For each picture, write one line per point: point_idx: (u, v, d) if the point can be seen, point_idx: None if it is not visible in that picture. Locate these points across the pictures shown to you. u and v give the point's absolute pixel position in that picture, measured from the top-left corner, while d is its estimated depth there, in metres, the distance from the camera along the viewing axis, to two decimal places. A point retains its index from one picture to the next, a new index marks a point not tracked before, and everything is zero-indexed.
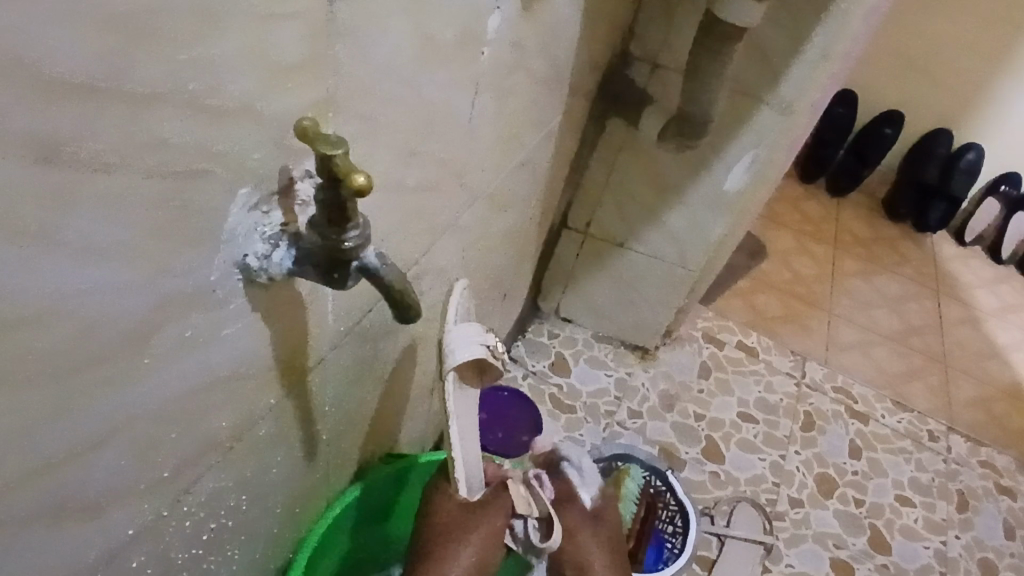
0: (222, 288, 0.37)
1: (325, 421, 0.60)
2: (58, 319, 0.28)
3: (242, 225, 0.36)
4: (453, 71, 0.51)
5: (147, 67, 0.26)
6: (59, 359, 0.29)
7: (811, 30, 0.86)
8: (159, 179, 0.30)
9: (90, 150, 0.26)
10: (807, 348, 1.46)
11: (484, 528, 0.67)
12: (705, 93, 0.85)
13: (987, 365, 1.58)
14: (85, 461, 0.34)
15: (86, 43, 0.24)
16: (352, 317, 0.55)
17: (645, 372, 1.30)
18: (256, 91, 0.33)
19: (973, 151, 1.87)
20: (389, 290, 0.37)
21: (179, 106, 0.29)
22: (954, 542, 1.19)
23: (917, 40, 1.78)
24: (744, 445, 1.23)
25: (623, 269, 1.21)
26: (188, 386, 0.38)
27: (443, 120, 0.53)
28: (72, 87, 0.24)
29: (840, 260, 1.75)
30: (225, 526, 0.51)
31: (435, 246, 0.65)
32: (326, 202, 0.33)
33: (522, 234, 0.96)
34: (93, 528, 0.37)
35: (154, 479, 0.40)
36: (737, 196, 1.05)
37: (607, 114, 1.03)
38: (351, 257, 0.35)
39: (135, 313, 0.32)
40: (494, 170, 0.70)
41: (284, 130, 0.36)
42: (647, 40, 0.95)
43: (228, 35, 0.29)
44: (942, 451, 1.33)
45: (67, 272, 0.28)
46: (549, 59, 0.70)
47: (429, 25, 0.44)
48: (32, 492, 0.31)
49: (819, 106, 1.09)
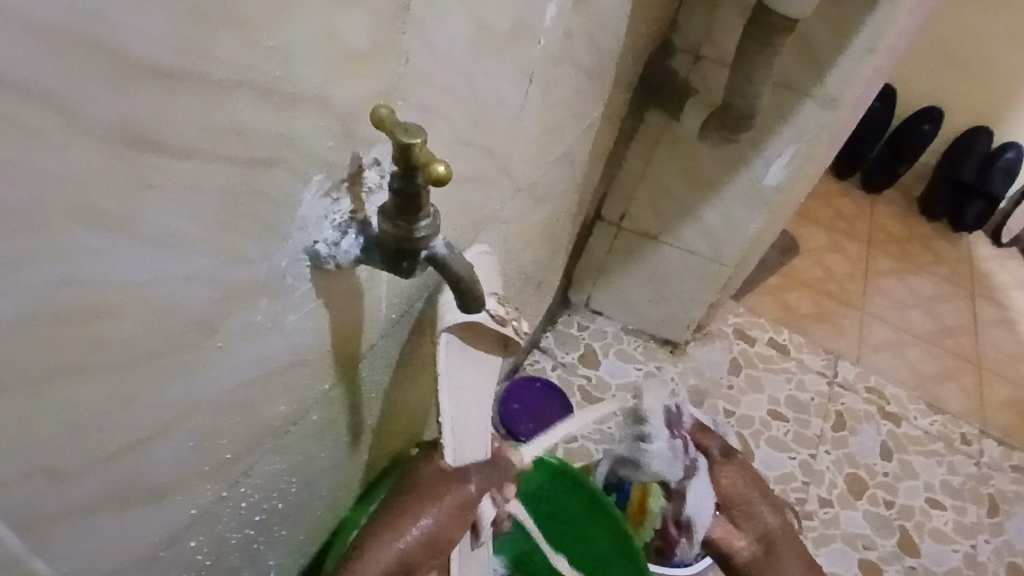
0: (291, 274, 0.37)
1: (370, 408, 0.61)
2: (140, 303, 0.29)
3: (313, 212, 0.36)
4: (507, 62, 0.50)
5: (231, 51, 0.27)
6: (138, 344, 0.30)
7: (860, 23, 0.84)
8: (237, 166, 0.30)
9: (172, 135, 0.26)
10: (838, 347, 1.44)
11: (454, 496, 0.60)
12: (749, 86, 0.84)
13: (1022, 368, 1.54)
14: (154, 445, 0.34)
15: (172, 26, 0.24)
16: (402, 306, 0.55)
17: (674, 366, 1.29)
18: (330, 77, 0.33)
19: (1013, 151, 1.84)
20: (456, 279, 0.37)
21: (256, 92, 0.29)
22: (984, 546, 1.17)
23: (960, 34, 1.74)
24: (773, 443, 1.22)
25: (656, 263, 1.20)
26: (251, 371, 0.39)
27: (494, 110, 0.53)
28: (162, 71, 0.24)
29: (872, 259, 1.72)
30: (275, 509, 0.52)
31: (479, 237, 0.65)
32: (399, 191, 0.33)
33: (558, 226, 0.95)
34: (158, 510, 0.37)
35: (216, 463, 0.40)
36: (776, 192, 1.03)
37: (646, 106, 1.02)
38: (420, 247, 0.35)
39: (209, 298, 0.32)
40: (536, 161, 0.70)
41: (355, 118, 0.36)
42: (690, 32, 0.93)
43: (305, 21, 0.29)
44: (975, 454, 1.30)
45: (148, 258, 0.28)
46: (595, 49, 0.69)
47: (490, 15, 0.44)
48: (107, 471, 0.32)
49: (863, 101, 1.07)
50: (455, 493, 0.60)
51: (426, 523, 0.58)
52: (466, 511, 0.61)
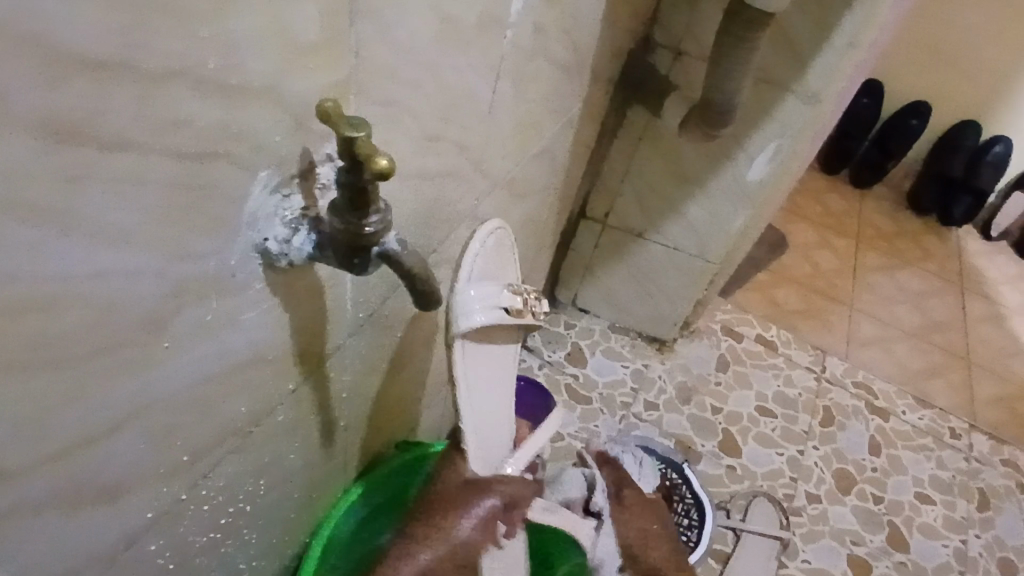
0: (242, 272, 0.37)
1: (343, 408, 0.60)
2: (79, 299, 0.28)
3: (263, 208, 0.36)
4: (472, 57, 0.49)
5: (165, 45, 0.26)
6: (77, 342, 0.29)
7: (839, 16, 0.84)
8: (181, 160, 0.29)
9: (104, 128, 0.25)
10: (826, 343, 1.43)
11: (485, 507, 0.64)
12: (729, 81, 0.83)
13: (1011, 362, 1.54)
14: (103, 446, 0.34)
15: (104, 17, 0.23)
16: (371, 304, 0.55)
17: (662, 363, 1.29)
18: (277, 71, 0.32)
19: (1000, 145, 1.82)
20: (410, 276, 0.36)
21: (196, 84, 0.28)
22: (974, 541, 1.17)
23: (947, 28, 1.74)
24: (761, 440, 1.22)
25: (641, 260, 1.19)
26: (206, 371, 0.38)
27: (462, 106, 0.52)
28: (92, 62, 0.24)
29: (861, 254, 1.72)
30: (243, 510, 0.51)
31: (453, 234, 0.64)
32: (347, 185, 0.33)
33: (540, 224, 0.95)
34: (111, 512, 0.37)
35: (173, 464, 0.40)
36: (759, 187, 1.03)
37: (628, 103, 1.02)
38: (371, 243, 0.35)
39: (156, 295, 0.32)
40: (512, 158, 0.69)
41: (305, 111, 0.36)
42: (670, 27, 0.93)
43: (247, 10, 0.29)
44: (964, 449, 1.30)
45: (81, 255, 0.27)
46: (570, 45, 0.69)
47: (452, 8, 0.43)
48: (53, 472, 0.31)
49: (846, 95, 1.07)
50: (481, 505, 0.64)
51: (455, 535, 0.61)
52: (492, 519, 0.64)
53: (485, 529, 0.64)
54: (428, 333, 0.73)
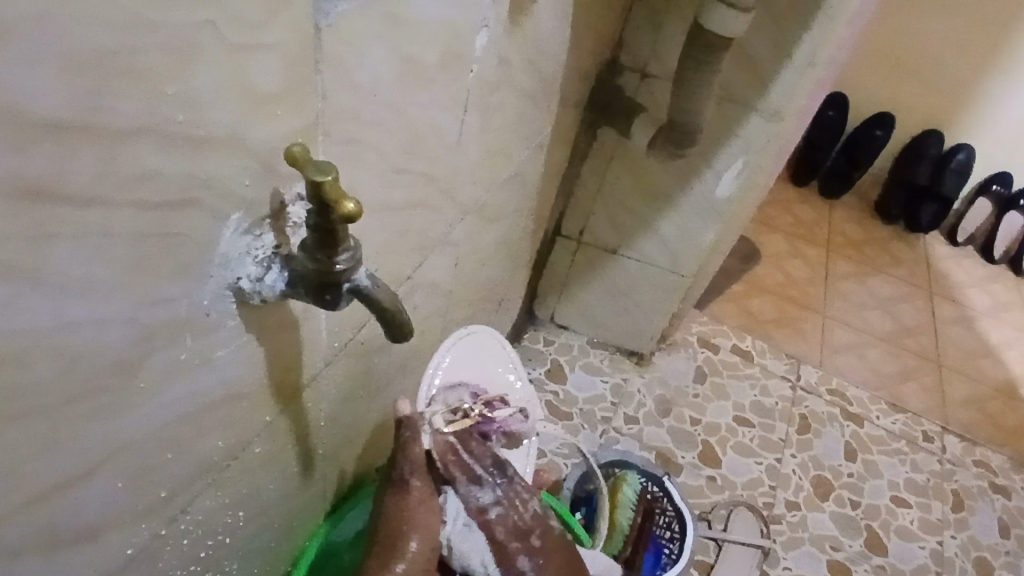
0: (215, 311, 0.38)
1: (321, 435, 0.61)
2: (51, 350, 0.29)
3: (235, 249, 0.37)
4: (436, 90, 0.51)
5: (131, 102, 0.27)
6: (53, 390, 0.30)
7: (796, 39, 0.87)
8: (148, 211, 0.30)
9: (71, 185, 0.26)
10: (801, 351, 1.46)
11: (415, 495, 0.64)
12: (692, 103, 0.86)
13: (980, 363, 1.59)
14: (77, 490, 0.34)
15: (68, 81, 0.24)
16: (345, 333, 0.56)
17: (641, 377, 1.31)
18: (242, 119, 0.33)
19: (964, 152, 1.89)
20: (380, 309, 0.38)
21: (162, 139, 0.29)
22: (949, 542, 1.19)
23: (906, 42, 1.80)
24: (740, 450, 1.24)
25: (616, 276, 1.21)
26: (179, 410, 0.39)
27: (429, 138, 0.53)
28: (59, 126, 0.25)
29: (832, 263, 1.76)
30: (223, 543, 0.52)
31: (426, 261, 0.66)
32: (316, 227, 0.35)
33: (515, 245, 0.97)
34: (86, 556, 0.37)
35: (153, 500, 0.40)
36: (728, 203, 1.05)
37: (597, 124, 1.04)
38: (341, 279, 0.37)
39: (127, 341, 0.33)
40: (483, 183, 0.71)
41: (272, 156, 0.37)
42: (636, 50, 0.95)
43: (208, 67, 0.30)
44: (937, 451, 1.33)
45: (51, 308, 0.28)
46: (535, 73, 0.71)
47: (416, 47, 0.45)
48: (30, 519, 0.32)
49: (808, 111, 1.10)
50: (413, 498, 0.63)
51: (409, 550, 0.60)
52: (431, 502, 0.65)
53: (431, 523, 0.63)
54: (405, 357, 0.74)
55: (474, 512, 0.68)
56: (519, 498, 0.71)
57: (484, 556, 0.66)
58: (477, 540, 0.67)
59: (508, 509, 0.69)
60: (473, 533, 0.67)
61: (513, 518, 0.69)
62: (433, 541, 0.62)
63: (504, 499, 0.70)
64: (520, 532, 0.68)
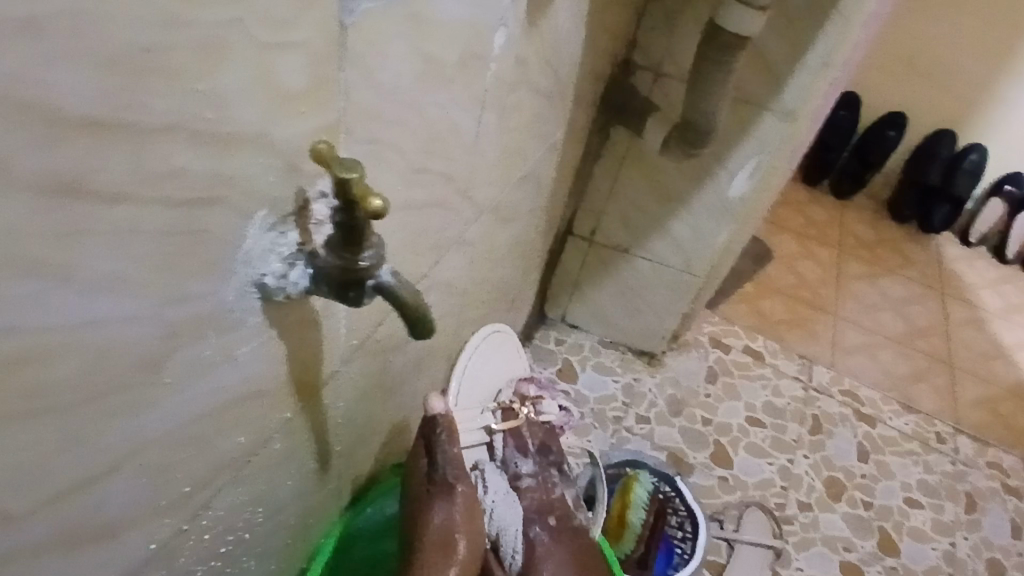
0: (240, 308, 0.38)
1: (338, 433, 0.61)
2: (79, 345, 0.29)
3: (259, 245, 0.37)
4: (455, 89, 0.51)
5: (160, 100, 0.27)
6: (80, 386, 0.30)
7: (811, 38, 0.87)
8: (175, 208, 0.31)
9: (101, 182, 0.27)
10: (813, 352, 1.46)
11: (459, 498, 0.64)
12: (706, 103, 0.86)
13: (993, 365, 1.57)
14: (102, 485, 0.34)
15: (100, 79, 0.25)
16: (363, 331, 0.56)
17: (652, 377, 1.30)
18: (268, 117, 0.34)
19: (976, 153, 1.87)
20: (403, 305, 0.38)
21: (190, 137, 0.30)
22: (962, 543, 1.18)
23: (919, 41, 1.80)
24: (752, 450, 1.23)
25: (627, 275, 1.21)
26: (202, 406, 0.39)
27: (446, 138, 0.53)
28: (90, 122, 0.25)
29: (844, 263, 1.75)
30: (241, 539, 0.52)
31: (442, 260, 0.66)
32: (342, 224, 0.35)
33: (528, 245, 0.97)
34: (109, 550, 0.37)
35: (175, 496, 0.41)
36: (741, 203, 1.05)
37: (610, 124, 1.04)
38: (364, 276, 0.37)
39: (153, 337, 0.33)
40: (498, 183, 0.71)
41: (296, 154, 0.37)
42: (650, 50, 0.95)
43: (236, 66, 0.30)
44: (950, 452, 1.32)
45: (79, 304, 0.28)
46: (551, 74, 0.71)
47: (437, 47, 0.46)
48: (55, 513, 0.32)
49: (821, 112, 1.10)
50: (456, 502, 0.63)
51: (458, 552, 0.60)
52: (473, 508, 0.64)
53: (475, 526, 0.63)
54: (420, 356, 0.74)
55: (512, 479, 0.77)
56: (553, 479, 0.78)
57: (514, 520, 0.70)
58: (510, 512, 0.71)
59: (542, 484, 0.76)
60: (507, 501, 0.72)
61: (542, 495, 0.75)
62: (477, 542, 0.63)
63: (538, 473, 0.78)
64: (542, 506, 0.73)
